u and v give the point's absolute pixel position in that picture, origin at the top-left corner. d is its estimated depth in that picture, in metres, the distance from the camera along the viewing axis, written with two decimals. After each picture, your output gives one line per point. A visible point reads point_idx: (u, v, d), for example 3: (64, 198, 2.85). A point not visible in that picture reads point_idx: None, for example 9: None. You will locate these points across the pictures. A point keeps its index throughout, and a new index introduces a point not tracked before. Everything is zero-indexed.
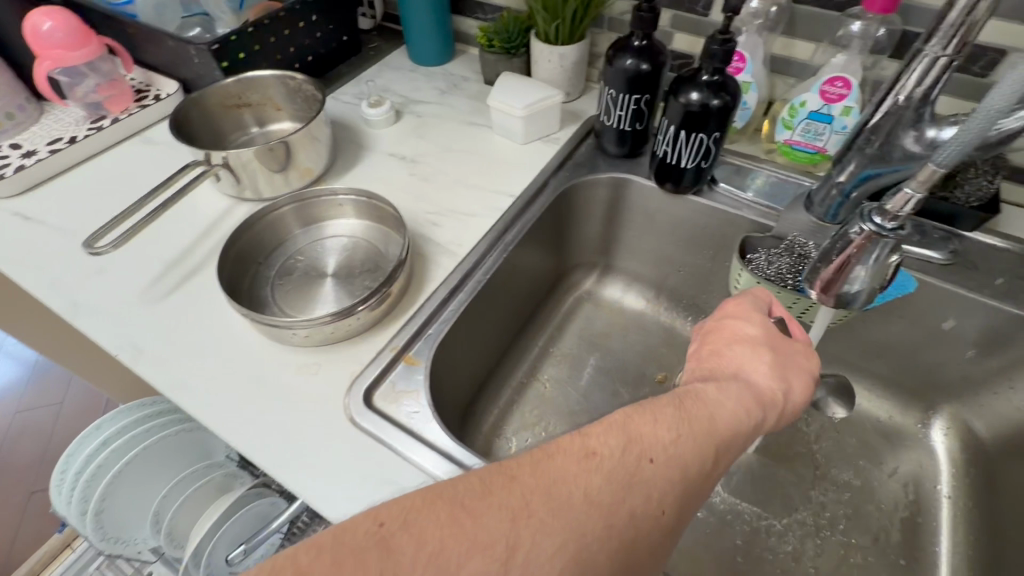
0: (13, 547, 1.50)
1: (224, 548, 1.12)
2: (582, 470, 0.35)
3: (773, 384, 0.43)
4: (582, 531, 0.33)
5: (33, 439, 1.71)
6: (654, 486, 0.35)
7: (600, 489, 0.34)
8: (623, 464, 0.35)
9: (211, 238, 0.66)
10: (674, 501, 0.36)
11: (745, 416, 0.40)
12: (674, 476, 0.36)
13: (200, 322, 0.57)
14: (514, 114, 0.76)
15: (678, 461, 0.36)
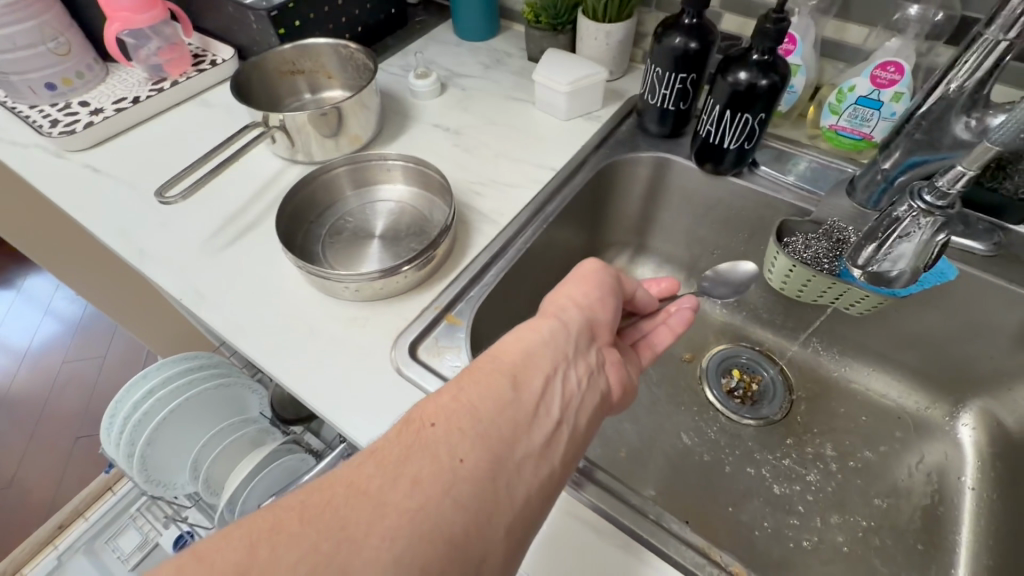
0: (60, 485, 1.61)
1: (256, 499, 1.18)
2: (362, 464, 0.37)
3: (559, 303, 0.50)
4: (381, 508, 0.34)
5: (78, 388, 1.82)
6: (441, 443, 0.38)
7: (376, 476, 0.36)
8: (401, 442, 0.38)
9: (267, 196, 0.70)
10: (471, 445, 0.38)
11: (530, 341, 0.46)
12: (459, 425, 0.39)
13: (260, 273, 0.60)
14: (558, 89, 0.77)
15: (457, 411, 0.40)
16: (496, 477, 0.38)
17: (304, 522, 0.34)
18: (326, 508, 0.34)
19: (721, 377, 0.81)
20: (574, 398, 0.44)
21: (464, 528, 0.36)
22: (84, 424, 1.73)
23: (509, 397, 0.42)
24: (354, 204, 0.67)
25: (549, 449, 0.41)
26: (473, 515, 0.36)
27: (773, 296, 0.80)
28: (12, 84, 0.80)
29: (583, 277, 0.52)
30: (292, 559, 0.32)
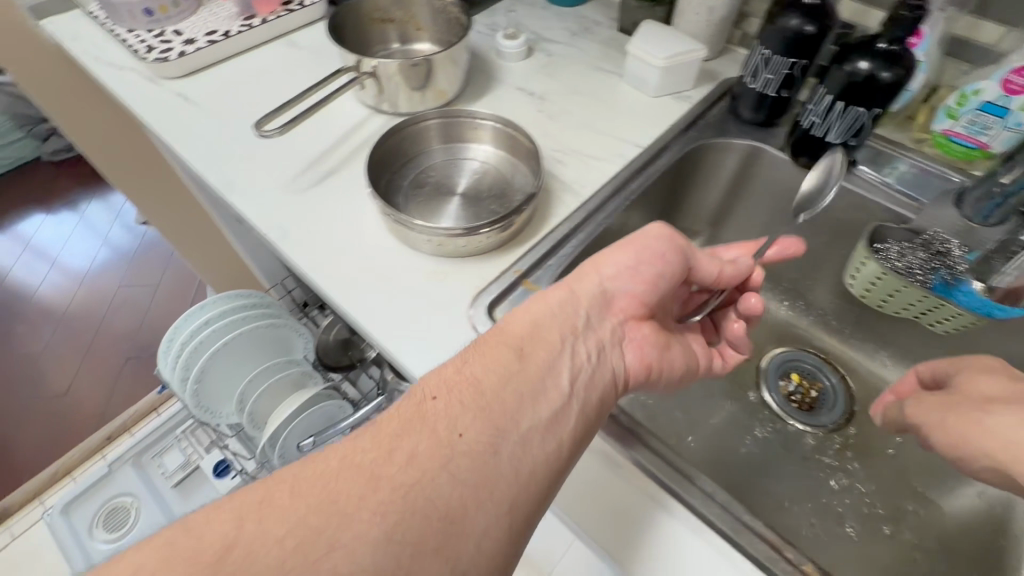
0: (111, 399, 1.70)
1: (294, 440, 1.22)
2: (364, 434, 0.40)
3: (582, 270, 0.50)
4: (374, 481, 0.36)
5: (131, 311, 1.91)
6: (441, 417, 0.40)
7: (376, 445, 0.38)
8: (404, 414, 0.41)
9: (351, 142, 0.70)
10: (470, 422, 0.40)
11: (537, 313, 0.47)
12: (460, 399, 0.41)
13: (344, 217, 0.61)
14: (653, 64, 0.74)
15: (458, 386, 0.42)
16: (496, 454, 0.39)
17: (300, 494, 0.36)
18: (324, 477, 0.36)
19: (779, 380, 0.79)
20: (585, 370, 0.46)
21: (459, 502, 0.37)
22: (135, 346, 1.82)
23: (513, 372, 0.43)
24: (433, 160, 0.66)
25: (555, 426, 0.42)
26: (468, 492, 0.37)
27: (846, 303, 0.77)
28: (113, 6, 0.82)
29: (626, 241, 0.51)
30: (283, 528, 0.34)
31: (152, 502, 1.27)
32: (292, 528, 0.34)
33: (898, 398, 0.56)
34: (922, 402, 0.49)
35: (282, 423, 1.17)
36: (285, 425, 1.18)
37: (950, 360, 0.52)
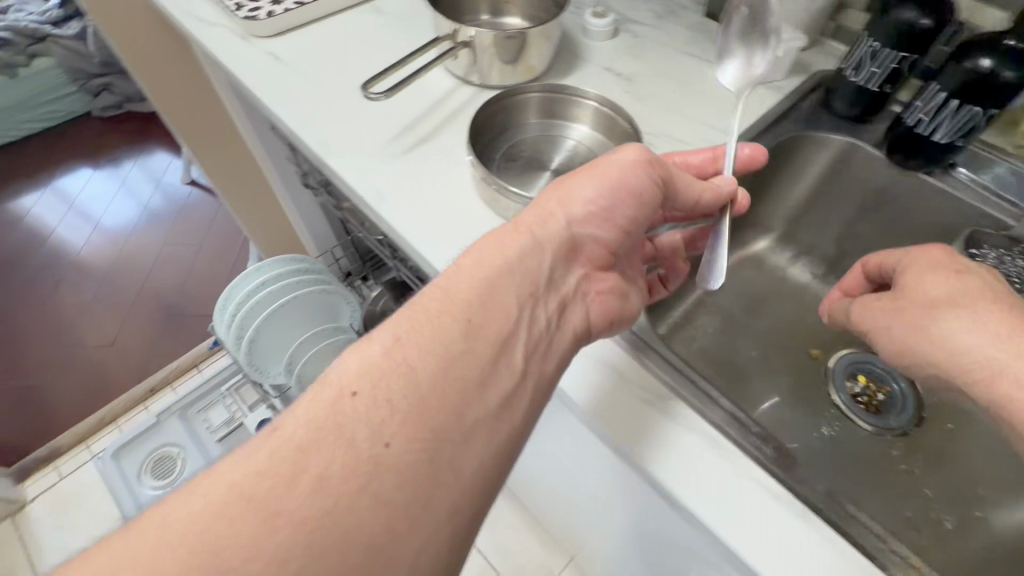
0: (154, 353, 1.74)
1: None
2: (267, 441, 0.34)
3: (546, 210, 0.47)
4: (278, 513, 0.32)
5: (175, 268, 1.95)
6: (361, 420, 0.35)
7: (282, 460, 0.33)
8: (318, 417, 0.35)
9: (442, 111, 0.70)
10: (400, 427, 0.35)
11: (484, 273, 0.43)
12: (386, 398, 0.36)
13: (440, 185, 0.62)
14: (748, 51, 0.72)
15: (385, 380, 0.37)
16: (430, 464, 0.35)
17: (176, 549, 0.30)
18: (215, 511, 0.31)
19: (846, 381, 0.77)
20: (544, 336, 0.44)
21: (385, 527, 0.33)
22: (178, 303, 1.86)
23: (452, 354, 0.39)
24: (530, 135, 0.66)
25: (501, 418, 0.40)
26: (398, 512, 0.33)
27: None
28: None
29: (605, 170, 0.47)
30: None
31: (197, 453, 1.31)
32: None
33: (845, 295, 0.57)
34: (868, 302, 0.50)
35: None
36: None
37: (895, 253, 0.50)
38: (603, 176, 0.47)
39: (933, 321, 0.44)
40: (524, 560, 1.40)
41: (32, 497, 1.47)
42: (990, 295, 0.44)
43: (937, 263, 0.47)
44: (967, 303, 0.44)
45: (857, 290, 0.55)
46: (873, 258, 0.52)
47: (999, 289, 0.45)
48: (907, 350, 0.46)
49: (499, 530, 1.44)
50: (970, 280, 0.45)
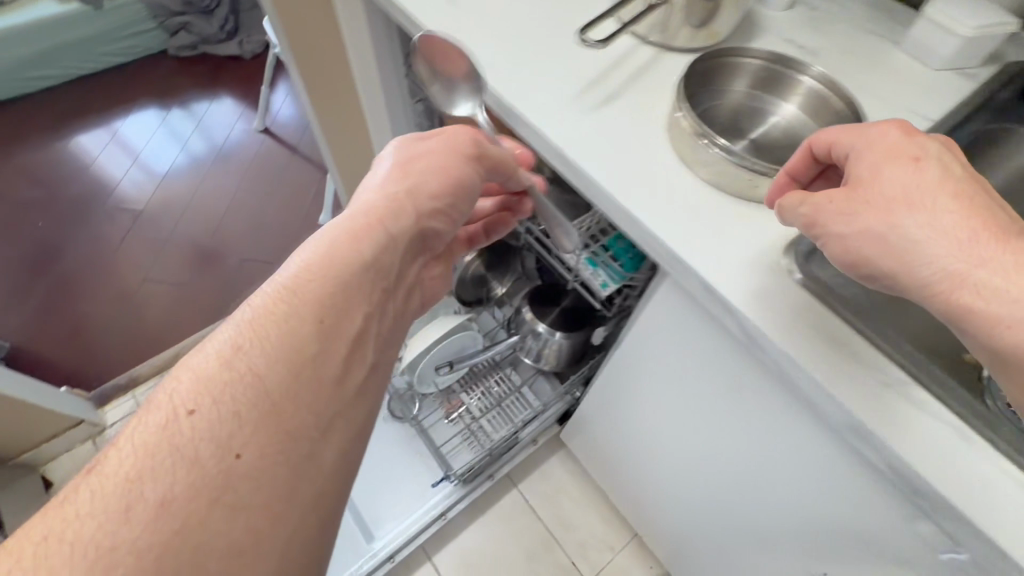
0: (228, 297, 1.77)
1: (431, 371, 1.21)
2: (104, 473, 0.34)
3: (400, 208, 0.52)
4: (121, 538, 0.32)
5: (247, 214, 1.96)
6: (206, 430, 0.36)
7: (120, 485, 0.34)
8: (163, 438, 0.36)
9: (629, 68, 0.67)
10: (254, 434, 0.37)
11: (348, 273, 0.45)
12: (236, 406, 0.38)
13: (641, 144, 0.61)
14: (956, 33, 0.68)
15: (233, 390, 0.38)
16: (287, 463, 0.39)
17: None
18: (51, 549, 0.31)
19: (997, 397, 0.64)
20: (385, 330, 0.49)
21: (251, 526, 0.36)
22: (251, 249, 1.87)
23: (306, 358, 0.41)
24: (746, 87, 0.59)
25: (355, 402, 0.45)
26: (262, 508, 0.37)
27: None
28: None
29: (421, 156, 0.56)
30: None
31: None
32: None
33: (790, 177, 0.53)
34: (825, 201, 0.48)
35: (421, 350, 1.18)
36: (422, 352, 1.18)
37: (849, 134, 0.49)
38: (438, 169, 0.56)
39: (903, 222, 0.44)
40: (585, 535, 1.41)
41: (109, 421, 1.51)
42: (940, 182, 0.45)
43: (892, 152, 0.47)
44: (932, 200, 0.44)
45: (802, 173, 0.53)
46: (828, 137, 0.50)
47: (951, 176, 0.46)
48: (866, 258, 0.46)
49: (561, 504, 1.45)
50: (926, 167, 0.46)
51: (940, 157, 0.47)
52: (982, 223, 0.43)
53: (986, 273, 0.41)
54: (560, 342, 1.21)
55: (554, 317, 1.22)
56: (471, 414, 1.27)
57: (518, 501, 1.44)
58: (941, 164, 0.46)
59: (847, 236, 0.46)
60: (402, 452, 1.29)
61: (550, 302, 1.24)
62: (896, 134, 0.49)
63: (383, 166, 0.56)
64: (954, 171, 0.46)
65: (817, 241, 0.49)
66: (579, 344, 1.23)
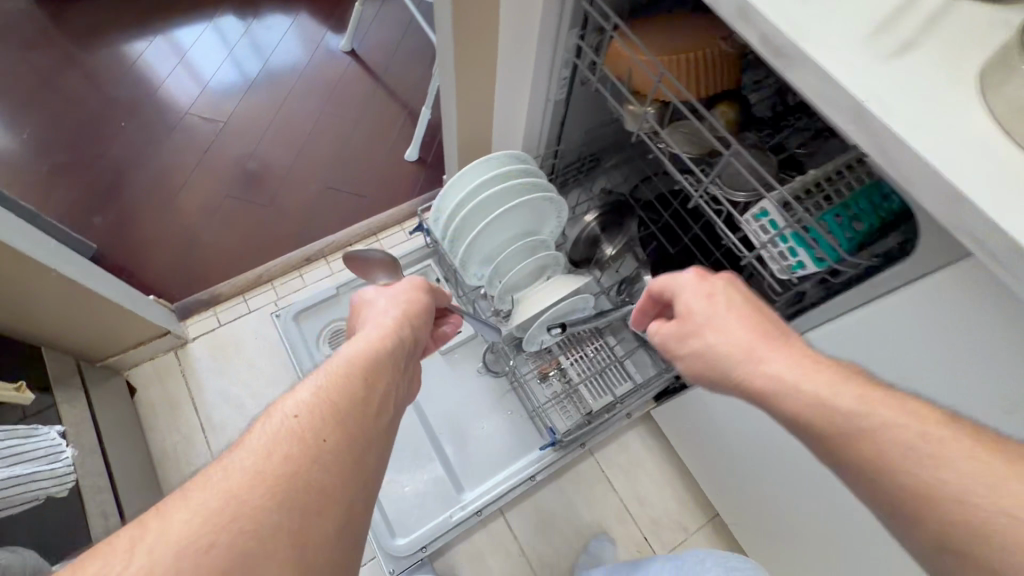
0: (310, 225, 1.71)
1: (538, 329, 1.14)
2: (236, 459, 0.54)
3: (416, 307, 0.87)
4: (246, 493, 0.51)
5: (331, 139, 1.88)
6: (302, 432, 0.57)
7: (248, 460, 0.53)
8: (277, 436, 0.56)
9: (921, 9, 0.55)
10: (328, 433, 0.58)
11: (377, 346, 0.67)
12: (317, 418, 0.59)
13: (948, 105, 0.49)
14: None
15: (317, 408, 0.60)
16: (342, 455, 0.58)
17: (178, 542, 0.47)
18: (204, 496, 0.50)
19: None
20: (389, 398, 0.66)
21: (323, 494, 0.54)
22: (334, 177, 1.80)
23: (360, 399, 0.64)
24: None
25: (380, 438, 0.64)
26: (328, 485, 0.55)
27: None
28: None
29: (412, 293, 0.90)
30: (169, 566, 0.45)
31: None
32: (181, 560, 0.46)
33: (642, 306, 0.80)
34: (668, 330, 0.70)
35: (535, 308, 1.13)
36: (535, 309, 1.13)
37: (665, 278, 0.72)
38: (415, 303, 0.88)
39: (711, 339, 0.64)
40: (660, 513, 1.39)
41: (192, 335, 1.50)
42: (728, 309, 0.64)
43: (693, 290, 0.68)
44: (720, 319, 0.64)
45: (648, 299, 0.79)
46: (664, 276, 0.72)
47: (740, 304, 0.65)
48: (709, 375, 0.64)
49: (638, 481, 1.41)
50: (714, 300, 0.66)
51: (729, 290, 0.66)
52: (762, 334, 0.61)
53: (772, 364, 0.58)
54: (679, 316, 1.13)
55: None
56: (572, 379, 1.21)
57: (596, 471, 1.41)
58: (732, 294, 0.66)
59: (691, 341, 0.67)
60: (492, 407, 1.26)
61: (671, 274, 1.16)
62: (697, 275, 0.69)
63: (390, 293, 0.89)
64: (736, 299, 0.66)
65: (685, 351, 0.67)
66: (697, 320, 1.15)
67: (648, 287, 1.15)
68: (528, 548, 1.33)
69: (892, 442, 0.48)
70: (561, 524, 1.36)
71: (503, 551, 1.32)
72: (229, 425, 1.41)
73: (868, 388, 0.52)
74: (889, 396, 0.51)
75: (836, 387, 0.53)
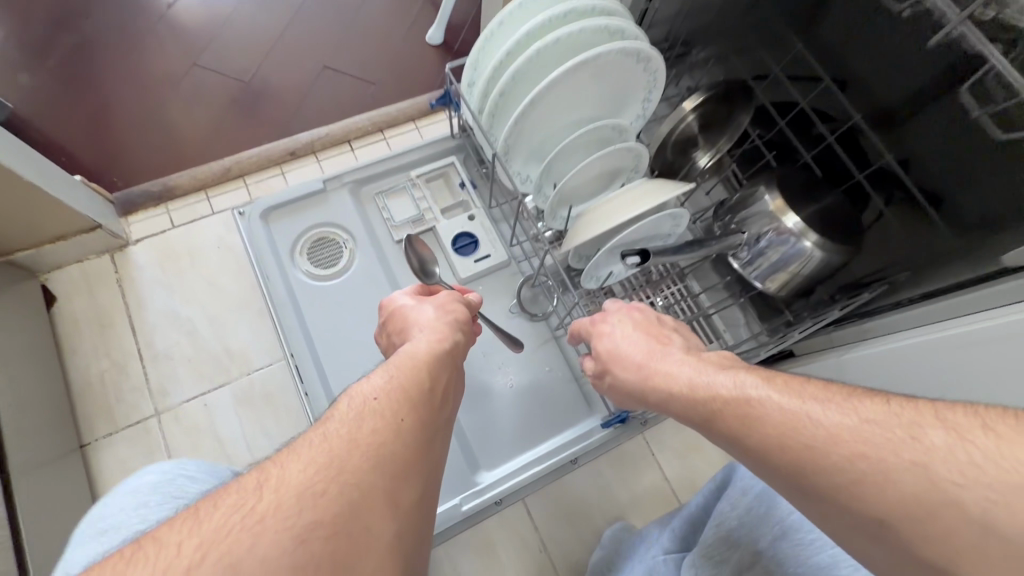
0: (298, 113, 1.34)
1: (605, 254, 0.78)
2: (327, 429, 0.53)
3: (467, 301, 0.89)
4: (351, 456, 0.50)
5: (335, 9, 1.47)
6: (382, 413, 0.56)
7: (336, 433, 0.52)
8: (360, 413, 0.56)
9: None
10: (404, 414, 0.58)
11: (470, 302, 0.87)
12: (392, 403, 0.58)
13: None
14: None
15: (391, 394, 0.60)
16: (418, 435, 0.58)
17: (289, 504, 0.45)
18: (312, 452, 0.50)
19: None
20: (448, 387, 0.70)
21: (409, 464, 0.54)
22: (334, 56, 1.41)
23: (426, 386, 0.64)
24: None
25: (441, 425, 0.65)
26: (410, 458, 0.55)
27: None
28: None
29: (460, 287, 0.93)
30: (283, 524, 0.43)
31: (367, 246, 0.93)
32: (294, 518, 0.44)
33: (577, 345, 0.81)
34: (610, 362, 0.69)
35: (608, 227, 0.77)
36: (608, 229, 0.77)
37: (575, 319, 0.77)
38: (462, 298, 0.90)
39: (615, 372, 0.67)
40: None
41: (135, 237, 1.16)
42: (618, 343, 0.67)
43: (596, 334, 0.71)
44: (614, 349, 0.67)
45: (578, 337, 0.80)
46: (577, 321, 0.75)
47: (632, 333, 0.66)
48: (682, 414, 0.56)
49: (698, 470, 1.09)
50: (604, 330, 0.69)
51: (623, 323, 0.68)
52: (651, 339, 0.65)
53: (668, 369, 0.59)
54: (814, 254, 0.77)
55: (815, 215, 0.77)
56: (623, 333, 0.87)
57: (644, 454, 1.10)
58: (626, 326, 0.68)
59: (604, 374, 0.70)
60: (521, 361, 0.93)
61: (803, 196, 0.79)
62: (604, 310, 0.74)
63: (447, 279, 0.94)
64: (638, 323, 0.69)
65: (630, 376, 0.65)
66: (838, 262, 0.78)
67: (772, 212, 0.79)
68: (551, 545, 1.02)
69: (808, 433, 0.41)
70: (596, 518, 1.05)
71: (519, 546, 1.02)
72: (176, 355, 1.08)
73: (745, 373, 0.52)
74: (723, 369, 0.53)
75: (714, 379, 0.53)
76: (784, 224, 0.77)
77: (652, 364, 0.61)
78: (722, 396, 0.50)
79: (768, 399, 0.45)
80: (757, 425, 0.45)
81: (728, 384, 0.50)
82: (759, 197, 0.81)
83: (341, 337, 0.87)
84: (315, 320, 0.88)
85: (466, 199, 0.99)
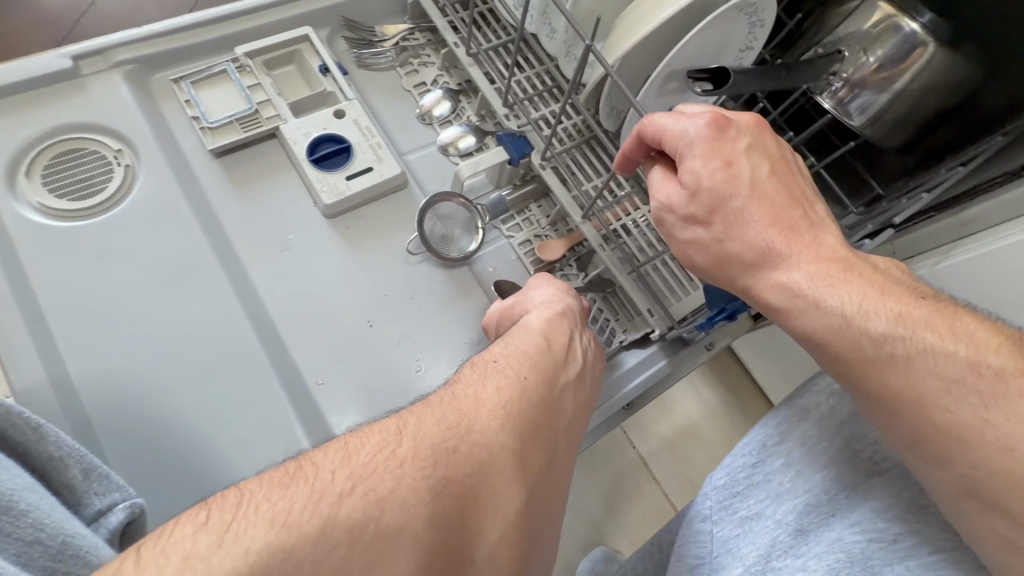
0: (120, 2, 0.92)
1: (660, 73, 0.44)
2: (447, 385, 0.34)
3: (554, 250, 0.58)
4: (477, 421, 0.32)
5: None
6: (507, 368, 0.37)
7: (455, 393, 0.34)
8: (485, 368, 0.36)
9: None
10: (540, 369, 0.38)
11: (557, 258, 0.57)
12: (520, 355, 0.39)
13: None
14: None
15: (520, 351, 0.39)
16: (554, 394, 0.38)
17: (422, 455, 0.29)
18: (427, 412, 0.32)
19: None
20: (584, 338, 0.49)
21: (541, 429, 0.35)
22: None
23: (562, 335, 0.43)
24: None
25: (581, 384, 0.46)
26: (544, 420, 0.35)
27: None
28: None
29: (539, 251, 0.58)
30: (411, 489, 0.28)
31: (158, 163, 0.56)
32: (425, 478, 0.28)
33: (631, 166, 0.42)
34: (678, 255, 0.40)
35: (655, 39, 0.46)
36: (654, 43, 0.47)
37: (635, 144, 0.39)
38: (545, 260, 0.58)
39: (726, 235, 0.36)
40: None
41: None
42: (752, 189, 0.36)
43: (703, 155, 0.36)
44: (735, 202, 0.35)
45: (636, 158, 0.41)
46: (652, 124, 0.37)
47: (765, 180, 0.36)
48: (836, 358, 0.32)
49: (696, 465, 0.79)
50: (738, 174, 0.36)
51: (753, 156, 0.36)
52: (777, 213, 0.35)
53: (783, 273, 0.34)
54: (936, 62, 0.45)
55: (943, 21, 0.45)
56: (645, 239, 0.54)
57: (628, 455, 0.79)
58: (756, 160, 0.37)
59: (675, 228, 0.38)
60: (450, 321, 0.56)
61: None
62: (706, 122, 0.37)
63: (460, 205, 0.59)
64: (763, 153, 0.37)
65: (712, 276, 0.38)
66: (957, 87, 0.45)
67: (875, 26, 0.47)
68: None
69: None
70: (567, 551, 0.73)
71: None
72: None
73: (941, 299, 0.32)
74: (935, 298, 0.32)
75: (921, 302, 0.31)
76: (900, 32, 0.46)
77: (792, 253, 0.34)
78: (943, 345, 0.29)
79: (1014, 377, 0.27)
80: (954, 419, 0.28)
81: (904, 314, 0.30)
82: (855, 9, 0.48)
83: (108, 312, 0.50)
84: (50, 288, 0.50)
85: (332, 90, 0.62)
